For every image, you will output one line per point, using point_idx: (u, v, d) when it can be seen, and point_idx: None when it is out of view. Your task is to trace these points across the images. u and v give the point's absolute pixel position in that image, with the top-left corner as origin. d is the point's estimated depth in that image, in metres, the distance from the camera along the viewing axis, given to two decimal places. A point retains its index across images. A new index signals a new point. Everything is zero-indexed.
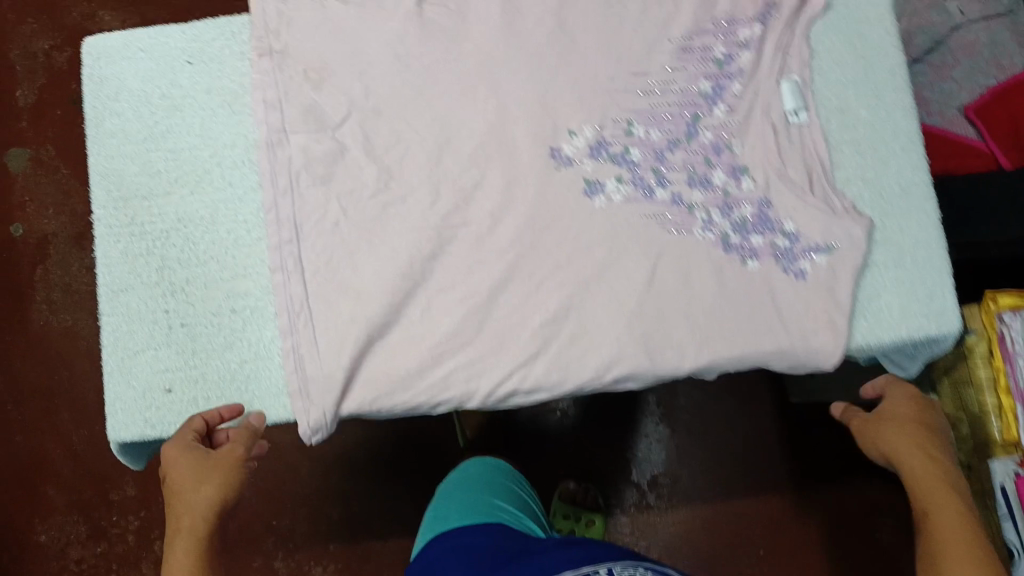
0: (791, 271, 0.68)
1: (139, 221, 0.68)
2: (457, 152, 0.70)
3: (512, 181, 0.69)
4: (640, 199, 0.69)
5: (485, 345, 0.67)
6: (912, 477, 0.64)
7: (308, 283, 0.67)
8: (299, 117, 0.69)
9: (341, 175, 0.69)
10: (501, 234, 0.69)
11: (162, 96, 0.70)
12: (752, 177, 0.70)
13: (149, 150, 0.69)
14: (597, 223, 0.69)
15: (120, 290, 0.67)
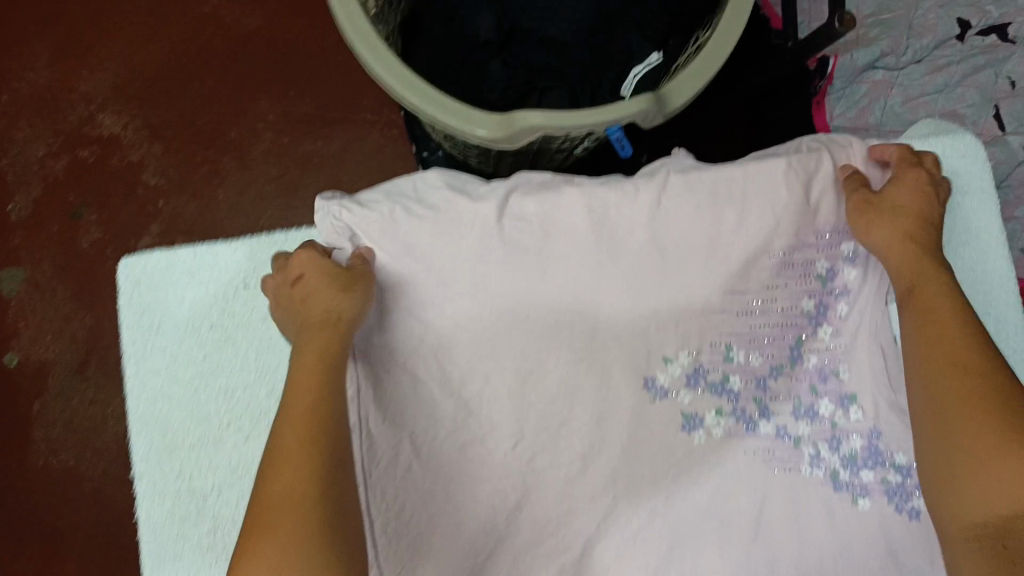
0: (904, 510, 0.62)
1: (187, 474, 0.61)
2: (541, 385, 0.64)
3: (602, 418, 0.64)
4: (743, 433, 0.65)
5: None
6: (928, 302, 0.59)
7: (378, 542, 0.60)
8: (370, 349, 0.63)
9: (417, 412, 0.63)
10: (593, 476, 0.65)
11: (213, 325, 0.63)
12: (861, 405, 0.65)
13: (196, 389, 0.61)
14: (698, 462, 0.65)
15: (165, 558, 0.59)
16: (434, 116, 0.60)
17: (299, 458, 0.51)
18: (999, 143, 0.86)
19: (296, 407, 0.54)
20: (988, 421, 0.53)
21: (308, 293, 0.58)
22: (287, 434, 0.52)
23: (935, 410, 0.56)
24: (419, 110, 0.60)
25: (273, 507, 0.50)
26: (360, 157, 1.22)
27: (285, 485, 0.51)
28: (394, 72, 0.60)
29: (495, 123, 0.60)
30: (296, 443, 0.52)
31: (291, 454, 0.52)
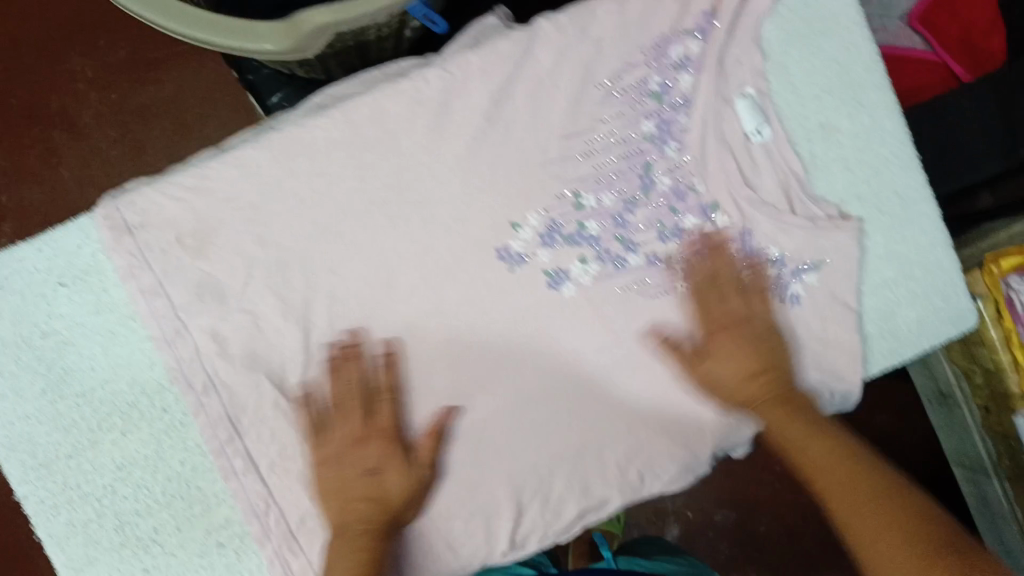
0: (786, 298, 0.63)
1: (74, 485, 0.57)
2: (395, 286, 0.59)
3: (470, 297, 0.60)
4: (612, 274, 0.61)
5: (495, 480, 0.60)
6: (746, 391, 0.61)
7: (268, 478, 0.58)
8: (191, 297, 0.57)
9: (264, 347, 0.58)
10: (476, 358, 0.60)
11: (45, 333, 0.57)
12: (724, 211, 0.62)
13: (53, 401, 0.57)
14: (574, 319, 0.61)
15: (83, 565, 0.57)
16: (207, 41, 0.54)
17: (351, 539, 0.54)
18: None
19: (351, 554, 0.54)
20: (848, 471, 0.56)
21: (346, 471, 0.56)
22: (342, 547, 0.54)
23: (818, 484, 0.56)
24: (193, 37, 0.54)
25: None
26: (202, 93, 1.11)
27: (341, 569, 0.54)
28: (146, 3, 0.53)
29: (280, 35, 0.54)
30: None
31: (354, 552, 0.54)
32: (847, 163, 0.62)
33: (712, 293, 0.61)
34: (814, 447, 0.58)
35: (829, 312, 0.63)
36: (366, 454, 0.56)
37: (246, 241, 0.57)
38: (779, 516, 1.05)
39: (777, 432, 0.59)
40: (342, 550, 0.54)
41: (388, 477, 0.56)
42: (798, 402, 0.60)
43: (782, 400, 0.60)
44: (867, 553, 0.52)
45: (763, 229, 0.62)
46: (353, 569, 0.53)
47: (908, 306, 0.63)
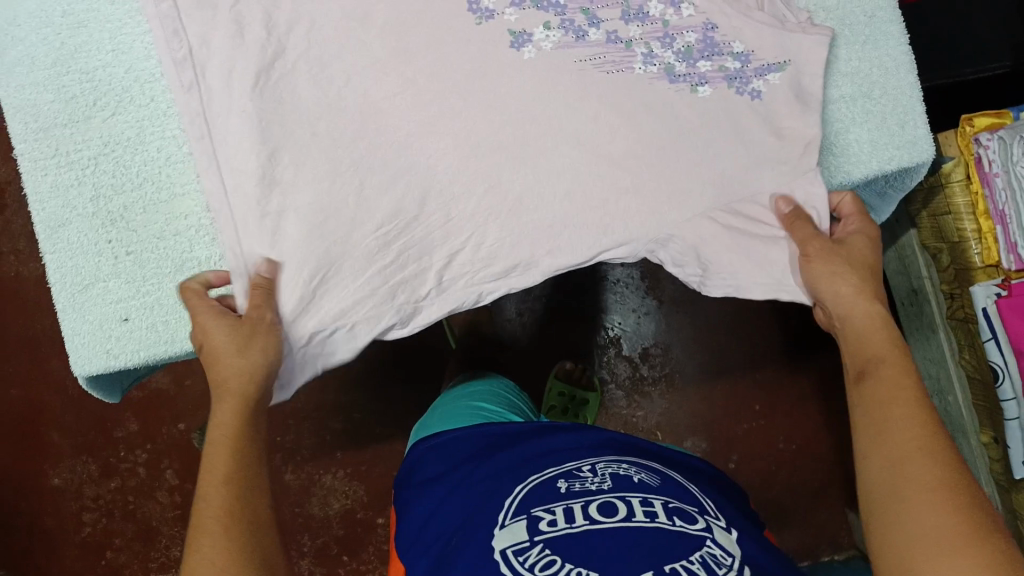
0: (745, 94, 0.63)
1: (64, 151, 0.65)
2: (368, 20, 0.64)
3: (435, 42, 0.64)
4: (573, 43, 0.63)
5: (431, 220, 0.64)
6: (856, 329, 0.56)
7: (226, 177, 0.63)
8: (191, 4, 0.64)
9: (242, 55, 0.63)
10: (429, 104, 0.63)
11: (65, 15, 0.65)
12: (692, 1, 0.64)
13: (61, 75, 0.65)
14: (528, 80, 0.63)
15: (58, 225, 0.65)
16: None
17: (224, 414, 0.56)
18: None
19: (223, 407, 0.56)
20: (911, 409, 0.50)
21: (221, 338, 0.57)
22: (224, 404, 0.56)
23: (880, 441, 0.51)
24: None
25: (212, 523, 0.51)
26: None
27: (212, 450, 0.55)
28: None
29: None
30: (221, 444, 0.55)
31: (219, 443, 0.55)
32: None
33: (832, 245, 0.58)
34: (893, 381, 0.53)
35: (788, 112, 0.63)
36: (222, 322, 0.58)
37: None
38: (719, 397, 1.22)
39: (873, 369, 0.54)
40: (220, 407, 0.56)
41: (219, 327, 0.58)
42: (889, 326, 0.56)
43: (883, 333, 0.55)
44: (901, 482, 0.48)
45: (730, 23, 0.63)
46: (229, 437, 0.55)
47: (861, 126, 0.65)
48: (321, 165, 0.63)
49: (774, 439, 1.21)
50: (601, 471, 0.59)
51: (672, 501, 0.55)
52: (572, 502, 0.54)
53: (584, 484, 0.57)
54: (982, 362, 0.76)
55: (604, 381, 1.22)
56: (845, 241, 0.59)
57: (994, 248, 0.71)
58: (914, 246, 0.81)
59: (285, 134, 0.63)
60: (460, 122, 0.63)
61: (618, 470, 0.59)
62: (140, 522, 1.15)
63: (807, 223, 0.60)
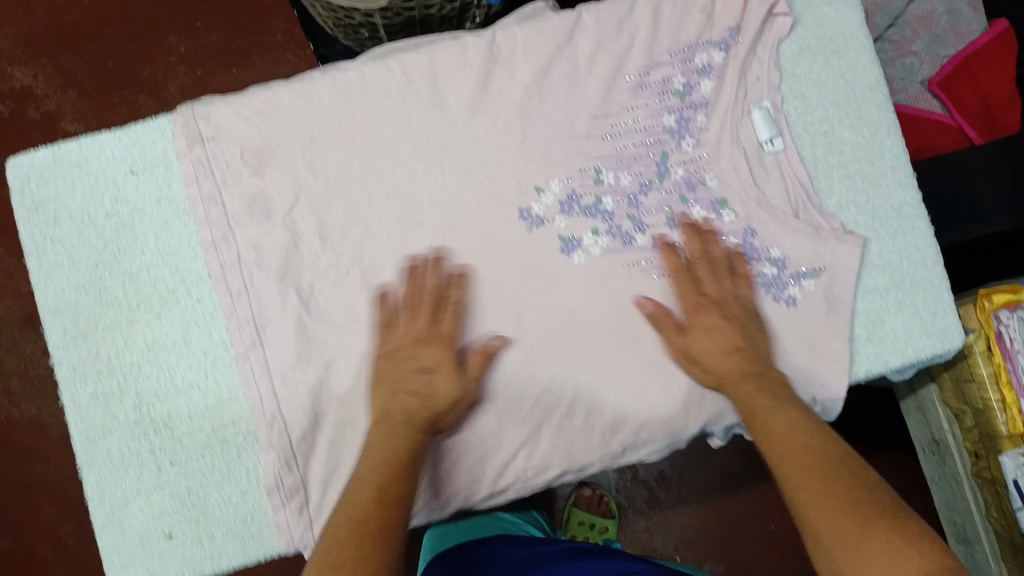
0: (781, 299, 0.66)
1: (106, 358, 0.63)
2: (421, 226, 0.66)
3: (485, 248, 0.66)
4: (621, 248, 0.66)
5: (485, 426, 0.65)
6: (758, 413, 0.58)
7: (278, 392, 0.62)
8: (243, 210, 0.64)
9: (298, 267, 0.64)
10: (484, 308, 0.65)
11: (109, 215, 0.63)
12: (732, 208, 0.67)
13: (104, 276, 0.63)
14: (577, 284, 0.66)
15: (97, 436, 0.62)
16: None
17: (387, 440, 0.56)
18: None
19: (377, 443, 0.56)
20: (833, 487, 0.49)
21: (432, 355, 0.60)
22: (380, 438, 0.56)
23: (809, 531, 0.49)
24: None
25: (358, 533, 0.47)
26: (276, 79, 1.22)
27: (360, 496, 0.51)
28: None
29: None
30: (371, 494, 0.51)
31: (379, 469, 0.53)
32: (845, 170, 0.68)
33: (699, 311, 0.63)
34: (796, 442, 0.54)
35: (825, 313, 0.66)
36: (420, 317, 0.62)
37: (302, 156, 0.64)
38: (737, 521, 1.22)
39: (766, 444, 0.56)
40: (381, 440, 0.56)
41: (440, 376, 0.60)
42: (769, 400, 0.58)
43: (771, 420, 0.56)
44: (832, 548, 0.46)
45: (768, 230, 0.67)
46: (379, 485, 0.52)
47: (896, 315, 0.67)
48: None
49: (790, 562, 1.21)
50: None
51: None
52: None
53: None
54: (1013, 523, 0.76)
55: (621, 506, 1.22)
56: (692, 337, 0.63)
57: (1019, 419, 0.74)
58: (936, 401, 0.84)
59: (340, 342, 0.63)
60: (512, 326, 0.65)
61: None
62: None
63: (669, 322, 0.65)
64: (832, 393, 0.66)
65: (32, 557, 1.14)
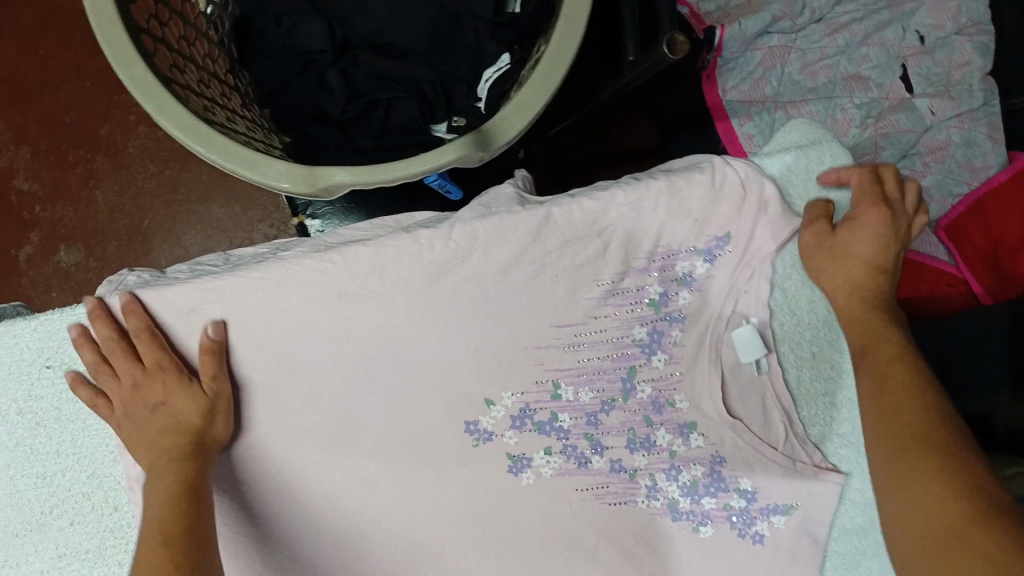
0: (747, 534, 0.61)
1: (14, 562, 0.60)
2: (357, 439, 0.62)
3: (428, 462, 0.62)
4: (575, 470, 0.61)
5: None
6: (862, 327, 0.56)
7: None
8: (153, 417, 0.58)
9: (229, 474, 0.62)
10: (423, 519, 0.62)
11: (22, 411, 0.60)
12: (702, 433, 0.61)
13: (15, 477, 0.60)
14: (527, 506, 0.61)
15: None
16: (223, 165, 0.56)
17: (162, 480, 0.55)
18: (906, 107, 0.89)
19: (157, 486, 0.54)
20: (932, 449, 0.49)
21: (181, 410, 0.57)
22: (149, 490, 0.55)
23: (900, 465, 0.50)
24: (227, 168, 0.56)
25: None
26: None
27: (148, 532, 0.52)
28: (185, 126, 0.56)
29: (300, 175, 0.56)
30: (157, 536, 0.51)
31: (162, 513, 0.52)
32: (832, 400, 0.62)
33: (824, 238, 0.58)
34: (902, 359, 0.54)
35: (797, 553, 0.61)
36: (107, 376, 0.58)
37: (235, 353, 0.60)
38: None
39: (868, 366, 0.55)
40: (152, 487, 0.55)
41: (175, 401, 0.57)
42: (872, 294, 0.57)
43: (882, 328, 0.55)
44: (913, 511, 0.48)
45: (738, 457, 0.61)
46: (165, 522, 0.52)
47: (874, 558, 0.61)
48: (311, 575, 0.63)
49: None
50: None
51: None
52: None
53: None
54: None
55: None
56: (843, 239, 0.57)
57: None
58: None
59: (268, 554, 0.62)
60: (453, 542, 0.62)
61: None
62: None
63: (823, 210, 0.58)
64: None
65: None
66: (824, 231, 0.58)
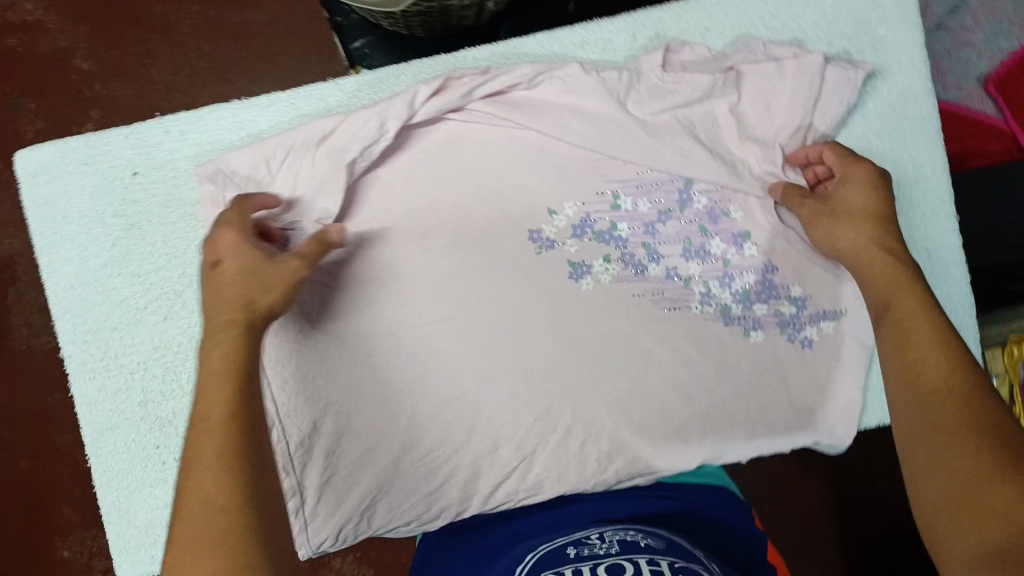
0: (797, 339, 0.65)
1: (114, 355, 0.64)
2: (429, 244, 0.64)
3: (491, 269, 0.65)
4: (632, 277, 0.65)
5: (480, 446, 0.65)
6: (882, 289, 0.54)
7: (277, 396, 0.63)
8: None
9: None
10: (487, 325, 0.65)
11: (116, 213, 0.63)
12: (754, 243, 0.65)
13: (111, 276, 0.63)
14: (588, 311, 0.65)
15: (103, 430, 0.64)
16: None
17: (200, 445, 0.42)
18: None
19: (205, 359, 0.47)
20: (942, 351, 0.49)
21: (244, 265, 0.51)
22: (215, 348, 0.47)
23: (910, 374, 0.49)
24: None
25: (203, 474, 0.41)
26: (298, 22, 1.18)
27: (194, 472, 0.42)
28: None
29: None
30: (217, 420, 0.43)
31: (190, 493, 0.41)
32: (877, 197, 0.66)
33: (821, 214, 0.59)
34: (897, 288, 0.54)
35: (842, 357, 0.65)
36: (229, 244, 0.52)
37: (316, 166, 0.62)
38: None
39: (891, 314, 0.53)
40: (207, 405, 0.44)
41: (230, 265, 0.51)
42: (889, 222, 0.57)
43: (891, 264, 0.55)
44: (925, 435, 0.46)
45: (789, 267, 0.65)
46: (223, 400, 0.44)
47: None
48: (381, 369, 0.65)
49: None
50: (610, 538, 0.54)
51: (677, 560, 0.49)
52: (640, 556, 0.49)
53: (592, 550, 0.53)
54: None
55: None
56: (838, 197, 0.59)
57: None
58: None
59: (330, 346, 0.64)
60: (515, 342, 0.65)
61: (625, 536, 0.55)
62: None
63: (800, 194, 0.61)
64: (839, 425, 0.65)
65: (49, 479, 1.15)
66: (824, 205, 0.59)
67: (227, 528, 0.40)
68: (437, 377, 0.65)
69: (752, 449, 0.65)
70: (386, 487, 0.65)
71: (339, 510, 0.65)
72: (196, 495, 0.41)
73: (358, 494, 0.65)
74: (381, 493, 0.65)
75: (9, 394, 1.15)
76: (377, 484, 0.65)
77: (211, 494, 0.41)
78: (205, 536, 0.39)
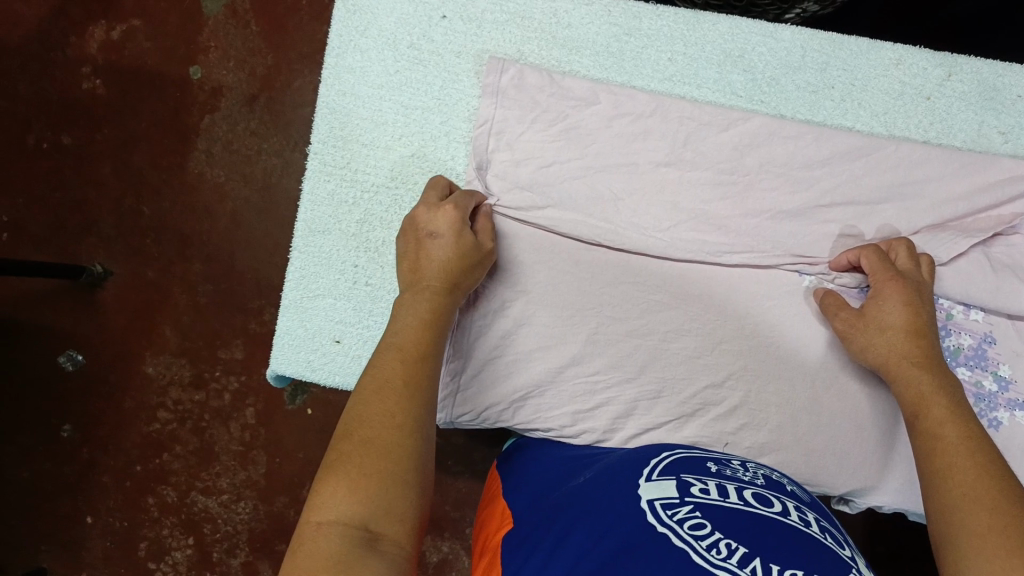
0: (985, 417, 0.63)
1: (354, 167, 0.67)
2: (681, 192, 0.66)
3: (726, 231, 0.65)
4: (851, 293, 0.64)
5: (646, 388, 0.64)
6: (914, 398, 0.54)
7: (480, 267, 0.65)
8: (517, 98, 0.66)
9: (565, 144, 0.66)
10: (700, 282, 0.66)
11: (412, 45, 0.67)
12: (983, 311, 0.64)
13: (383, 98, 0.67)
14: (796, 306, 0.65)
15: (317, 230, 0.67)
16: None
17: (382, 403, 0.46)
18: None
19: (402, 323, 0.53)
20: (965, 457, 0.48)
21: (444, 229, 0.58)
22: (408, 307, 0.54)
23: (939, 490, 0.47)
24: None
25: (369, 424, 0.44)
26: None
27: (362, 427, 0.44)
28: None
29: None
30: (390, 387, 0.47)
31: (341, 475, 0.42)
32: None
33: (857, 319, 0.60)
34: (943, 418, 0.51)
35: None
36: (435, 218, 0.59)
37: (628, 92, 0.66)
38: None
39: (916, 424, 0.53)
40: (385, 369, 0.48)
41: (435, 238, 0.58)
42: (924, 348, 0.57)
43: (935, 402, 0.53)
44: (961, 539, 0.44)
45: (1007, 346, 0.64)
46: (400, 375, 0.48)
47: None
48: (585, 280, 0.66)
49: None
50: (753, 470, 0.52)
51: (824, 521, 0.46)
52: (789, 501, 0.48)
53: (734, 471, 0.51)
54: None
55: None
56: (872, 312, 0.59)
57: None
58: None
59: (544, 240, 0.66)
60: (717, 308, 0.66)
61: (771, 474, 0.53)
62: (204, 443, 1.09)
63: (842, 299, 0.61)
64: None
65: (162, 291, 1.10)
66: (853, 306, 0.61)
67: (386, 473, 0.42)
68: (634, 310, 0.65)
69: (899, 499, 0.65)
70: (541, 389, 0.65)
71: (495, 393, 0.65)
72: (351, 466, 0.42)
73: (514, 385, 0.65)
74: (534, 394, 0.65)
75: (170, 204, 1.10)
76: (537, 384, 0.65)
77: (369, 462, 0.42)
78: (354, 473, 0.42)
